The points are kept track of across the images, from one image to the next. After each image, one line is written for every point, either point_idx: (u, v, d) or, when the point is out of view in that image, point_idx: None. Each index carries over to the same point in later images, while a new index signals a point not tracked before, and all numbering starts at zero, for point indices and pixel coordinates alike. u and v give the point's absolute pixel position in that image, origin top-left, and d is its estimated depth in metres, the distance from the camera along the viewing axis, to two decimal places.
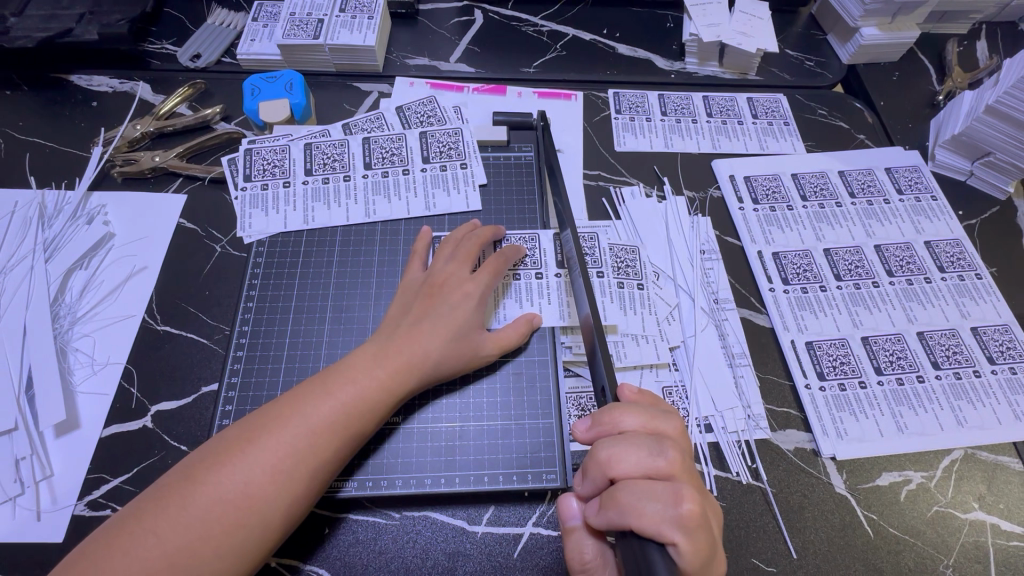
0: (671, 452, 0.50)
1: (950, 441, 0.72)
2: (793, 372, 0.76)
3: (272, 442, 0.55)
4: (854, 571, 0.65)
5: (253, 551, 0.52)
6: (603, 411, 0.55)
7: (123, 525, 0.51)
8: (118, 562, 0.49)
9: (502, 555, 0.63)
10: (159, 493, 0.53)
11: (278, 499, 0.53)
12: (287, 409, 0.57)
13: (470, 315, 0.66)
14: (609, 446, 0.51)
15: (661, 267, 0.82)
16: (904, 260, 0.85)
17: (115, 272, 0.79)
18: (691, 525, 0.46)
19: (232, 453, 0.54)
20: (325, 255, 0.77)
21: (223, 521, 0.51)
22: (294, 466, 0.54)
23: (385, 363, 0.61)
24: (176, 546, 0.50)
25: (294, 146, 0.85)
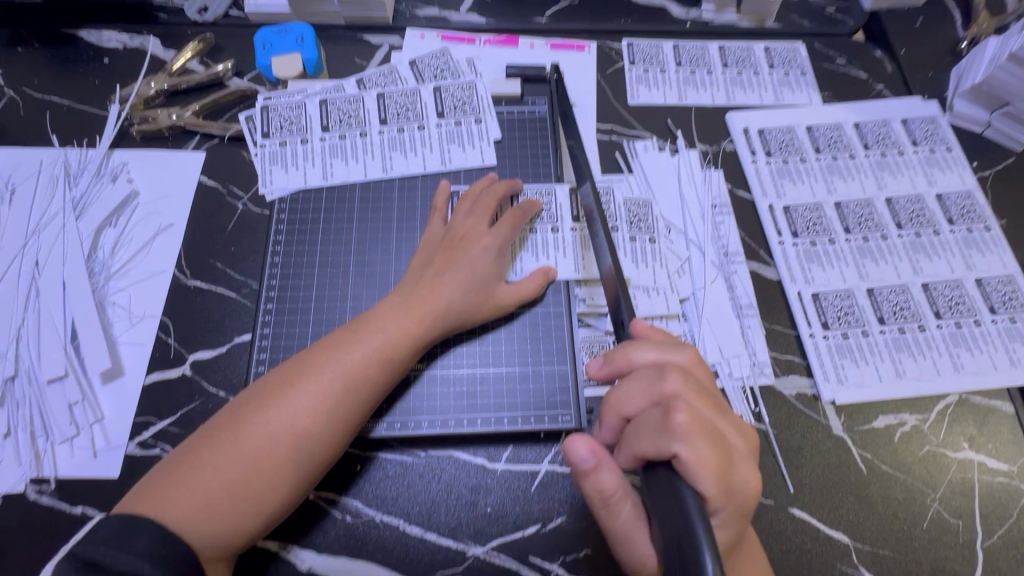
0: (675, 376, 0.54)
1: (946, 387, 0.75)
2: (799, 322, 0.79)
3: (310, 386, 0.59)
4: (846, 503, 0.70)
5: (300, 481, 0.58)
6: (619, 349, 0.59)
7: (183, 460, 0.56)
8: (182, 491, 0.54)
9: (521, 489, 0.69)
10: (212, 432, 0.58)
11: (319, 437, 0.58)
12: (321, 356, 0.61)
13: (489, 267, 0.70)
14: (622, 382, 0.57)
15: (673, 221, 0.84)
16: (914, 213, 0.86)
17: (143, 228, 0.81)
18: (686, 433, 0.49)
19: (275, 395, 0.59)
20: (345, 211, 0.79)
21: (272, 456, 0.56)
22: (331, 408, 0.59)
23: (410, 312, 0.65)
24: (232, 477, 0.55)
25: (309, 102, 0.85)
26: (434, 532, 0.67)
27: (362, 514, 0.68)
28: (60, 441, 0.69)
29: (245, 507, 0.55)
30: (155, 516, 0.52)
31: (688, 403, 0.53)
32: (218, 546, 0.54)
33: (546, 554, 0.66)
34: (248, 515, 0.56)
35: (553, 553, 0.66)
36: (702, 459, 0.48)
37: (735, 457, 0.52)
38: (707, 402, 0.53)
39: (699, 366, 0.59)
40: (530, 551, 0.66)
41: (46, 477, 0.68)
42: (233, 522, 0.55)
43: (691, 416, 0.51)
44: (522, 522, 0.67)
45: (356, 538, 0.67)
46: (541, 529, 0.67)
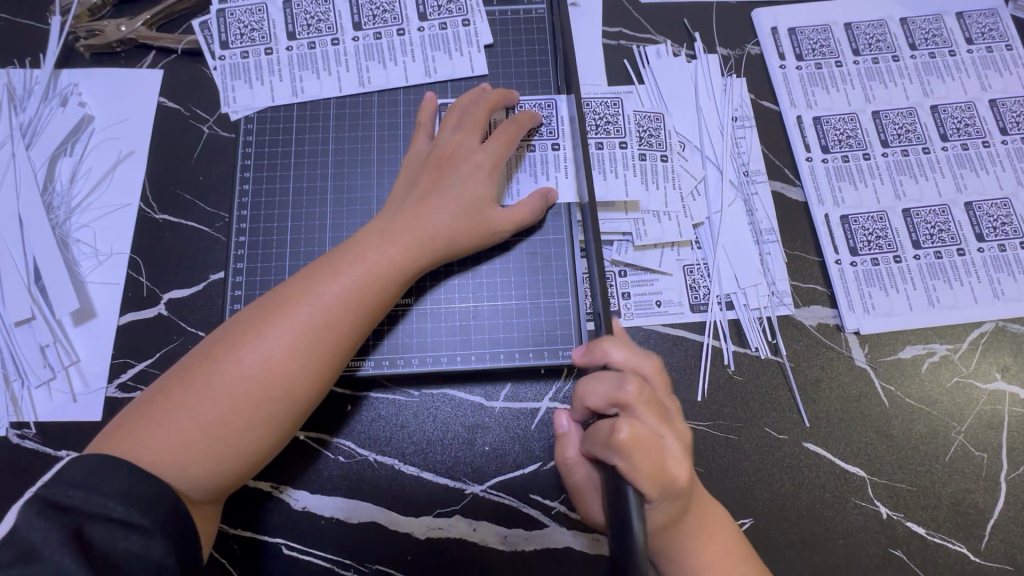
0: (633, 385, 0.51)
1: (983, 315, 0.69)
2: (824, 247, 0.72)
3: (287, 320, 0.54)
4: (864, 437, 0.66)
5: (283, 422, 0.54)
6: (593, 344, 0.55)
7: (154, 401, 0.52)
8: (154, 433, 0.50)
9: (520, 427, 0.66)
10: (183, 371, 0.53)
11: (300, 374, 0.54)
12: (298, 289, 0.56)
13: (481, 189, 0.63)
14: (583, 381, 0.54)
15: (688, 137, 0.75)
16: (963, 121, 0.76)
17: (102, 158, 0.74)
18: (626, 448, 0.47)
19: (249, 331, 0.54)
20: (319, 132, 0.71)
21: (250, 396, 0.52)
22: (311, 342, 0.54)
23: (395, 241, 0.59)
24: (207, 418, 0.51)
25: (272, 4, 0.74)
26: (430, 471, 0.65)
27: (355, 455, 0.65)
28: (36, 385, 0.66)
29: (226, 448, 0.51)
30: (128, 457, 0.48)
31: (637, 415, 0.50)
32: (201, 488, 0.51)
33: (548, 492, 0.64)
34: (231, 455, 0.52)
35: (554, 492, 0.64)
36: (637, 471, 0.47)
37: (675, 466, 0.50)
38: (658, 415, 0.51)
39: (660, 375, 0.55)
40: (531, 489, 0.64)
41: (27, 422, 0.65)
42: (214, 462, 0.51)
43: (634, 430, 0.48)
44: (522, 460, 0.65)
45: (350, 478, 0.64)
46: (542, 467, 0.65)
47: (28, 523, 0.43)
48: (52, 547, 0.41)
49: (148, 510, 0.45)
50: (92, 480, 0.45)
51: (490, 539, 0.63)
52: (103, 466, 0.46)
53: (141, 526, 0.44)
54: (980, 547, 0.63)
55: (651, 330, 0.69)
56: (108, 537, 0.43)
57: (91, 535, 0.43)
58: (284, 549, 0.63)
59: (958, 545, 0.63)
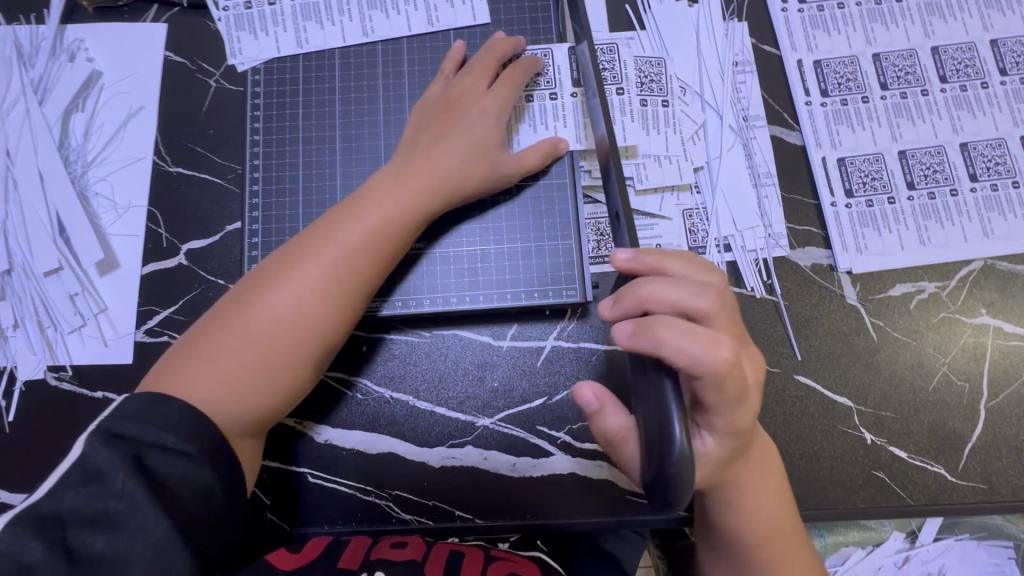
0: (711, 296, 0.47)
1: (972, 253, 0.72)
2: (820, 190, 0.74)
3: (314, 264, 0.57)
4: (853, 369, 0.70)
5: (313, 359, 0.58)
6: (650, 250, 0.51)
7: (194, 341, 0.56)
8: (197, 370, 0.54)
9: (527, 364, 0.70)
10: (218, 316, 0.57)
11: (330, 313, 0.57)
12: (323, 234, 0.59)
13: (489, 131, 0.65)
14: (646, 285, 0.47)
15: (688, 82, 0.76)
16: (962, 62, 0.76)
17: (113, 113, 0.76)
18: (708, 361, 0.44)
19: (278, 275, 0.57)
20: (326, 81, 0.72)
21: (286, 334, 0.56)
22: (342, 283, 0.58)
23: (409, 183, 0.61)
24: (247, 355, 0.55)
25: None
26: (444, 407, 0.69)
27: (372, 392, 0.69)
28: (68, 331, 0.70)
29: (267, 384, 0.55)
30: (180, 394, 0.52)
31: (715, 327, 0.47)
32: (244, 421, 0.55)
33: (553, 424, 0.69)
34: (272, 390, 0.56)
35: (559, 423, 0.69)
36: (716, 391, 0.45)
37: (743, 392, 0.49)
38: (730, 330, 0.48)
39: (725, 289, 0.51)
40: (538, 421, 0.69)
41: (62, 365, 0.69)
42: (256, 397, 0.55)
43: (718, 348, 0.45)
44: (529, 395, 0.69)
45: (369, 414, 0.69)
46: (547, 401, 0.69)
47: (90, 447, 0.46)
48: (113, 468, 0.45)
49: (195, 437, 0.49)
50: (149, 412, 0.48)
51: (501, 466, 0.68)
52: (160, 401, 0.50)
53: (190, 452, 0.48)
54: (958, 468, 0.68)
55: None
56: (164, 462, 0.47)
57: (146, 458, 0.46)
58: (309, 478, 0.68)
59: (938, 467, 0.68)
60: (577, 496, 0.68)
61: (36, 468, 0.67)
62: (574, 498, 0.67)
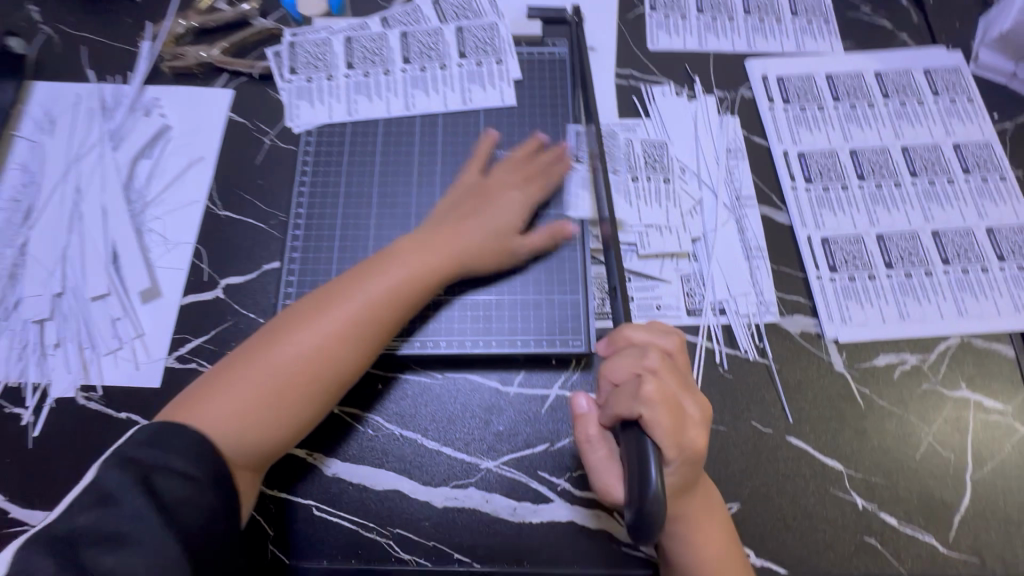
0: (655, 353, 0.54)
1: (949, 329, 0.77)
2: (806, 264, 0.81)
3: (333, 312, 0.63)
4: (842, 434, 0.73)
5: (325, 403, 0.62)
6: (614, 331, 0.58)
7: (217, 374, 0.61)
8: (218, 401, 0.59)
9: (532, 410, 0.74)
10: (242, 352, 0.62)
11: (338, 359, 0.62)
12: (342, 288, 0.65)
13: (512, 219, 0.74)
14: (606, 359, 0.57)
15: (687, 163, 0.85)
16: (929, 161, 0.86)
17: (176, 161, 0.85)
18: (651, 400, 0.50)
19: (298, 321, 0.63)
20: (369, 145, 0.82)
21: (301, 374, 0.61)
22: (357, 333, 0.63)
23: (430, 254, 0.69)
24: (263, 390, 0.60)
25: (335, 40, 0.89)
26: (450, 447, 0.72)
27: (383, 428, 0.73)
28: (105, 353, 0.75)
29: (269, 421, 0.59)
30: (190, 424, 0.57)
31: (663, 379, 0.53)
32: (242, 453, 0.59)
33: (554, 470, 0.71)
34: (279, 425, 0.60)
35: (560, 470, 0.71)
36: (661, 427, 0.50)
37: (694, 432, 0.52)
38: (681, 383, 0.54)
39: (683, 352, 0.58)
40: (540, 466, 0.71)
41: (94, 385, 0.73)
42: (266, 431, 0.59)
43: (659, 386, 0.51)
44: (532, 440, 0.72)
45: (378, 450, 0.72)
46: (550, 447, 0.72)
47: (111, 473, 0.51)
48: (127, 491, 0.49)
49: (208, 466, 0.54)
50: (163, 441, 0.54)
51: (501, 510, 0.70)
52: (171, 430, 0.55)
53: None
54: (948, 539, 0.69)
55: None
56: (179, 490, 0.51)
57: (159, 484, 0.51)
58: (314, 512, 0.70)
59: (928, 536, 0.69)
60: (574, 546, 0.69)
61: (54, 485, 0.69)
62: (571, 548, 0.69)
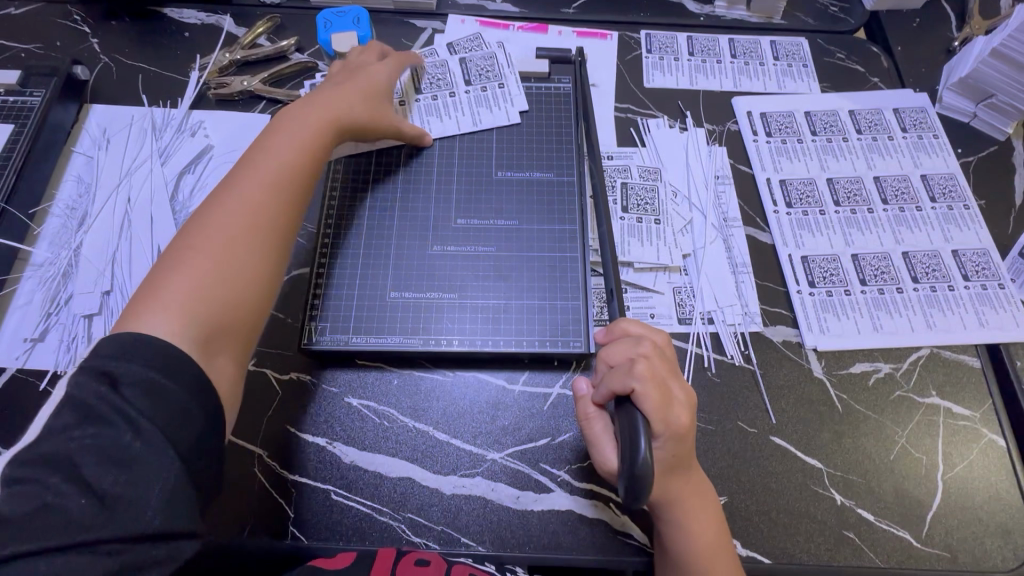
0: (647, 341, 0.62)
1: (919, 341, 0.84)
2: (788, 280, 0.88)
3: (239, 214, 0.68)
4: (822, 435, 0.79)
5: (257, 261, 0.68)
6: (613, 324, 0.66)
7: (146, 280, 0.64)
8: (144, 297, 0.61)
9: (534, 407, 0.80)
10: (169, 255, 0.65)
11: (263, 222, 0.69)
12: (240, 197, 0.70)
13: (347, 108, 0.82)
14: (605, 347, 0.64)
15: (679, 187, 0.94)
16: (899, 190, 0.95)
17: (217, 176, 0.94)
18: (644, 379, 0.57)
19: (223, 223, 0.67)
20: (392, 167, 0.91)
21: (225, 259, 0.65)
22: (258, 220, 0.69)
23: (288, 156, 0.75)
24: (191, 279, 0.63)
25: None
26: (459, 439, 0.78)
27: (398, 420, 0.79)
28: None
29: (206, 310, 0.62)
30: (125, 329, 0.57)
31: (654, 365, 0.60)
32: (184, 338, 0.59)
33: (555, 463, 0.77)
34: (213, 310, 0.62)
35: (561, 463, 0.77)
36: (651, 403, 0.56)
37: (680, 410, 0.59)
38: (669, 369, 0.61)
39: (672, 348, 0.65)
40: (542, 459, 0.77)
41: None
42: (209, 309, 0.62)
43: (648, 367, 0.58)
44: (535, 435, 0.79)
45: (393, 440, 0.78)
46: (551, 441, 0.78)
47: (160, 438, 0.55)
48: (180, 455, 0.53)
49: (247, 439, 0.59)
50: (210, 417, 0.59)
51: (505, 499, 0.75)
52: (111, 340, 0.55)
53: None
54: (921, 534, 0.74)
55: None
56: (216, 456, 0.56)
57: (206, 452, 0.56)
58: (333, 496, 0.75)
59: (902, 531, 0.74)
60: (573, 534, 0.74)
61: None
62: (570, 536, 0.74)
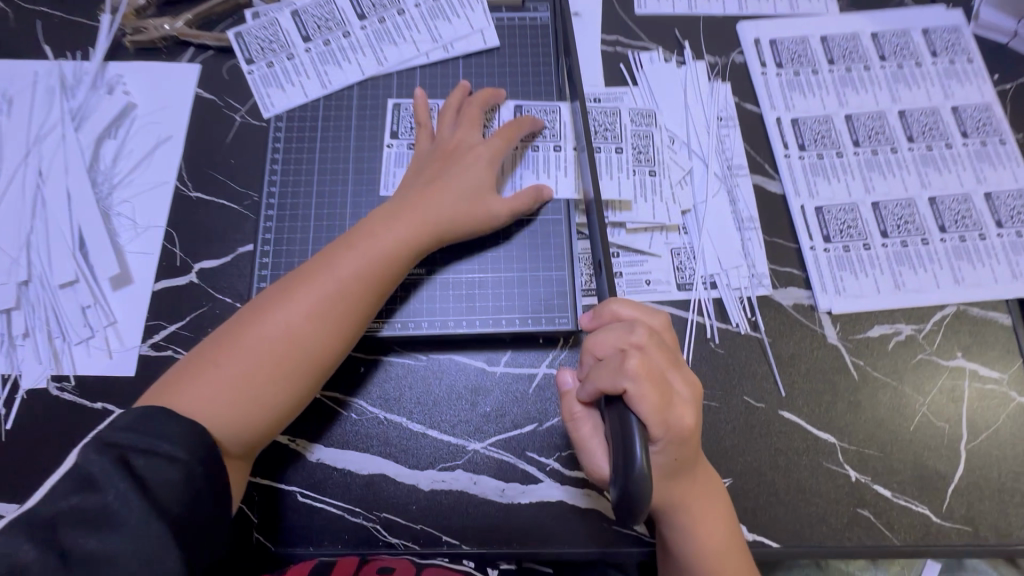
0: (642, 329, 0.52)
1: (945, 298, 0.75)
2: (800, 235, 0.78)
3: (303, 293, 0.60)
4: (836, 408, 0.72)
5: (297, 389, 0.60)
6: (600, 307, 0.56)
7: (196, 361, 0.58)
8: (195, 388, 0.56)
9: (519, 390, 0.72)
10: (220, 339, 0.59)
11: (314, 339, 0.59)
12: (310, 270, 0.62)
13: (481, 174, 0.69)
14: (591, 335, 0.55)
15: (676, 132, 0.82)
16: (927, 125, 0.83)
17: (143, 140, 0.81)
18: (637, 377, 0.48)
19: (280, 297, 0.60)
20: (343, 118, 0.77)
21: (272, 358, 0.58)
22: (329, 313, 0.60)
23: (405, 221, 0.65)
24: (234, 387, 0.57)
25: (282, 16, 0.83)
26: (436, 429, 0.70)
27: (367, 412, 0.71)
28: (76, 342, 0.72)
29: (248, 405, 0.57)
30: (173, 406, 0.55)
31: (650, 357, 0.51)
32: (236, 439, 0.57)
33: (543, 450, 0.70)
34: (253, 410, 0.57)
35: (549, 450, 0.70)
36: (648, 405, 0.47)
37: (681, 409, 0.50)
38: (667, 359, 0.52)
39: (669, 332, 0.56)
40: (528, 447, 0.70)
41: (66, 375, 0.71)
42: (240, 420, 0.57)
43: (643, 362, 0.49)
44: (520, 421, 0.71)
45: (362, 434, 0.70)
46: (538, 427, 0.71)
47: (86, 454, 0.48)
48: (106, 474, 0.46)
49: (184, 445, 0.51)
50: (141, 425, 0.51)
51: (489, 492, 0.69)
52: (158, 411, 0.53)
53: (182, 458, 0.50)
54: (942, 508, 0.68)
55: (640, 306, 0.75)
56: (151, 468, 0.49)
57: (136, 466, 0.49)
58: (299, 497, 0.68)
59: (922, 507, 0.68)
60: (565, 526, 0.68)
61: (28, 477, 0.67)
62: (561, 529, 0.68)
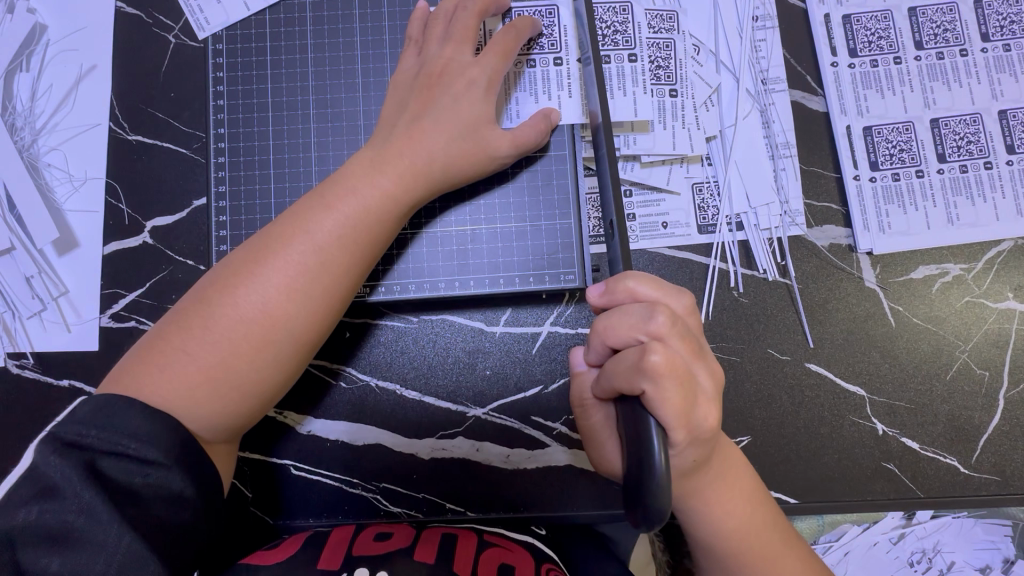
0: (664, 316, 0.42)
1: (1003, 233, 0.66)
2: (843, 164, 0.67)
3: (281, 260, 0.49)
4: (869, 358, 0.66)
5: (285, 370, 0.50)
6: (613, 279, 0.46)
7: (152, 346, 0.48)
8: (157, 378, 0.46)
9: (521, 351, 0.66)
10: (178, 316, 0.49)
11: (301, 313, 0.49)
12: (285, 232, 0.51)
13: (479, 107, 0.56)
14: (606, 317, 0.45)
15: (702, 39, 0.68)
16: (1008, 18, 0.68)
17: (62, 72, 0.68)
18: (655, 377, 0.40)
19: (250, 266, 0.49)
20: (296, 36, 0.63)
21: (250, 338, 0.48)
22: (310, 282, 0.50)
23: (389, 172, 0.54)
24: (205, 375, 0.47)
25: None
26: (433, 396, 0.65)
27: (357, 380, 0.65)
28: (28, 316, 0.65)
29: (234, 391, 0.48)
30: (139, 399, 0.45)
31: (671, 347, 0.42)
32: (222, 429, 0.48)
33: (550, 414, 0.65)
34: (236, 399, 0.48)
35: (555, 414, 0.65)
36: (669, 409, 0.40)
37: (704, 408, 0.43)
38: (693, 349, 0.43)
39: (694, 314, 0.46)
40: (532, 411, 0.65)
41: (23, 352, 0.65)
42: (220, 407, 0.47)
43: (669, 357, 0.41)
44: (523, 384, 0.65)
45: (354, 404, 0.65)
46: (543, 390, 0.65)
47: (39, 459, 0.41)
48: (67, 495, 0.40)
49: (159, 443, 0.43)
50: (103, 416, 0.42)
51: (493, 459, 0.65)
52: (122, 405, 0.43)
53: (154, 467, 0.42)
54: (970, 460, 0.65)
55: (655, 254, 0.67)
56: (121, 474, 0.41)
57: (104, 468, 0.41)
58: (293, 470, 0.65)
59: (952, 459, 0.65)
60: (574, 489, 0.65)
61: (7, 460, 0.63)
62: (571, 491, 0.65)
